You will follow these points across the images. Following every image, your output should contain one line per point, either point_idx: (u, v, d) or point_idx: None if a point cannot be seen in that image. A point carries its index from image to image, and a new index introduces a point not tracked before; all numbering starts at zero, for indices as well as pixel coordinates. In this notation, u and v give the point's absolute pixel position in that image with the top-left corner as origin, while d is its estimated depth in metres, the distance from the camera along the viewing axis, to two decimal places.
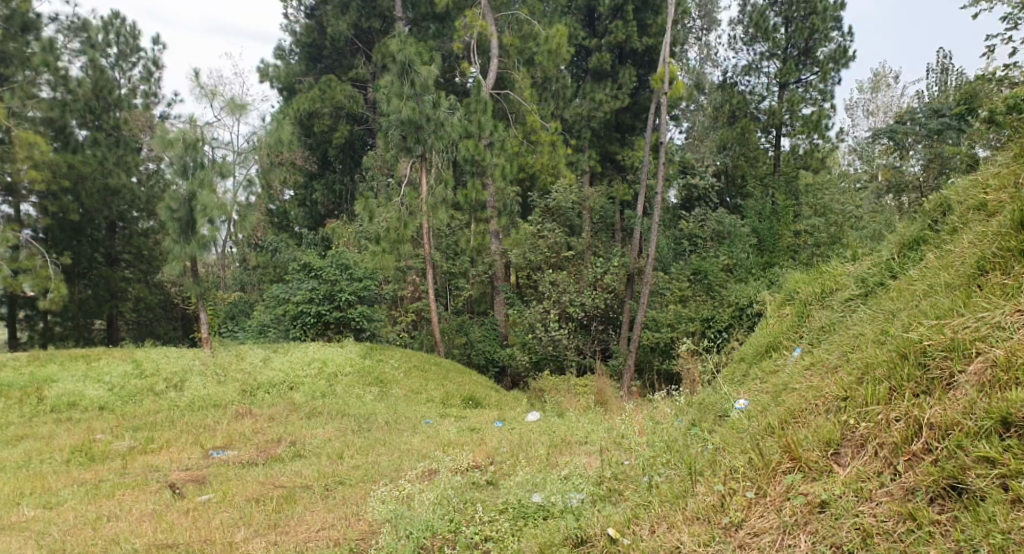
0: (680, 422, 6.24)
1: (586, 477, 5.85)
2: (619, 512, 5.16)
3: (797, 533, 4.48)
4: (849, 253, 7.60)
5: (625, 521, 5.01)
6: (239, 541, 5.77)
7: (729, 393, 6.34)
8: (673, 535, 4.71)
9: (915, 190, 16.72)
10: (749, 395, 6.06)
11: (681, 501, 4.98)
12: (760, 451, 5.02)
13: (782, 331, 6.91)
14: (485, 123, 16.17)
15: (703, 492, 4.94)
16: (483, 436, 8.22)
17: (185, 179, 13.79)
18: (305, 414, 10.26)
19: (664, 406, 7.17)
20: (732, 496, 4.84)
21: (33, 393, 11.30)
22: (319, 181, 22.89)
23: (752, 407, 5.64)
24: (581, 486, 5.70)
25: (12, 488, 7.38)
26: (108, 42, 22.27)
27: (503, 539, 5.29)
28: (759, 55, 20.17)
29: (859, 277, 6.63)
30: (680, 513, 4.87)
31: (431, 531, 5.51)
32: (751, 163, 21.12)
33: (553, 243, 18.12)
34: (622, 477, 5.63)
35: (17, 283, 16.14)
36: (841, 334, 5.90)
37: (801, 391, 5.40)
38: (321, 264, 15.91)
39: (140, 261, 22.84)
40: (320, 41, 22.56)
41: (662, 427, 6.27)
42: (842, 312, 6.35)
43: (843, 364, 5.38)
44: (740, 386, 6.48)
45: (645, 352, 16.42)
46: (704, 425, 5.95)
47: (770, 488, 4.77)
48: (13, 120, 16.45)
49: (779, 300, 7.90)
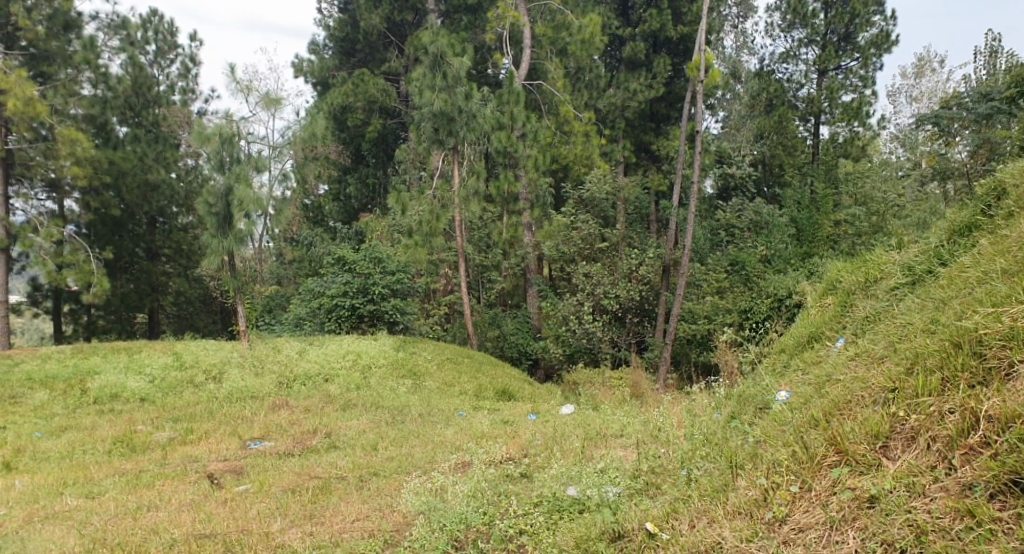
0: (718, 414, 6.12)
1: (623, 470, 5.77)
2: (657, 506, 5.08)
3: (845, 529, 4.35)
4: (895, 242, 7.40)
5: (663, 515, 4.93)
6: (276, 531, 5.80)
7: (769, 384, 6.20)
8: (714, 530, 4.61)
9: (962, 177, 16.21)
10: (791, 387, 5.91)
11: (722, 495, 4.87)
12: (804, 444, 4.88)
13: (826, 321, 6.74)
14: (518, 114, 16.11)
15: (745, 486, 4.83)
16: (517, 428, 8.19)
17: (222, 173, 13.95)
18: (341, 406, 10.32)
19: (701, 399, 7.06)
20: (775, 490, 4.71)
21: (76, 385, 11.53)
22: (353, 175, 23.01)
23: (794, 398, 5.50)
24: (617, 479, 5.63)
25: (56, 478, 7.53)
26: (147, 40, 22.61)
27: (538, 533, 5.26)
28: (797, 41, 19.81)
29: (905, 265, 6.42)
30: (721, 507, 4.77)
31: (465, 523, 5.48)
32: (789, 153, 20.58)
33: (586, 235, 17.98)
34: (660, 471, 5.55)
35: (61, 278, 16.50)
36: (888, 324, 5.73)
37: (846, 382, 5.24)
38: (355, 257, 16.10)
39: (180, 256, 23.06)
40: (353, 35, 22.64)
41: (700, 420, 6.16)
42: (888, 301, 6.16)
43: (891, 355, 5.22)
44: (781, 378, 6.33)
45: (681, 345, 16.23)
46: (744, 417, 5.83)
47: (815, 482, 4.64)
48: (56, 117, 16.79)
49: (820, 290, 7.73)
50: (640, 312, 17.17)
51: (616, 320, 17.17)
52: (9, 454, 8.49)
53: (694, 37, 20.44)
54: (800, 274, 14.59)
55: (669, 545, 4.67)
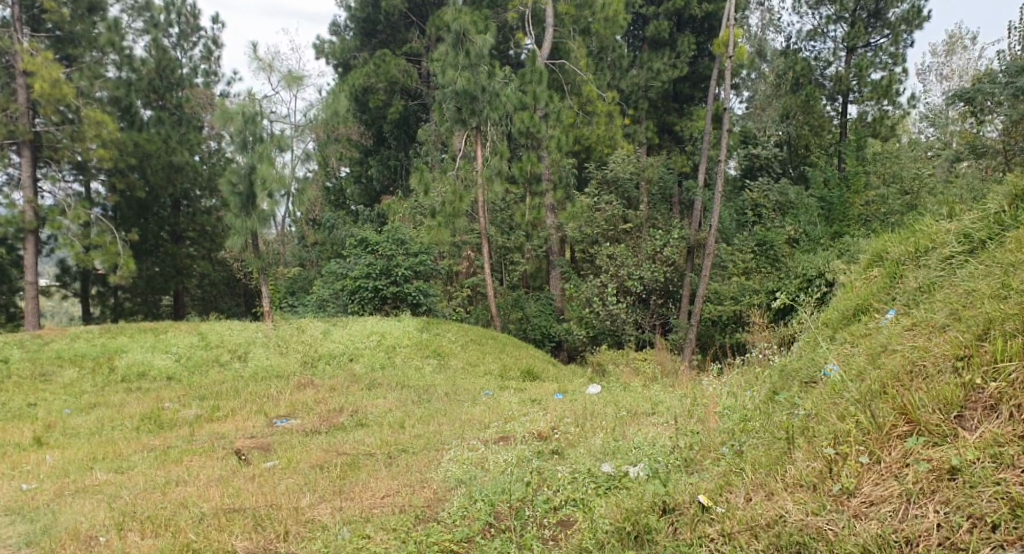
0: (760, 391, 5.95)
1: (657, 446, 5.70)
2: (707, 481, 4.93)
3: (925, 502, 4.11)
4: (941, 212, 7.12)
5: (715, 488, 4.78)
6: (305, 507, 5.75)
7: (815, 357, 6.00)
8: (777, 504, 4.40)
9: (996, 154, 15.73)
10: (840, 358, 5.70)
11: (779, 468, 4.67)
12: (869, 414, 4.64)
13: (872, 293, 6.53)
14: (541, 94, 15.94)
15: (804, 458, 4.62)
16: (545, 407, 8.07)
17: (245, 153, 13.91)
18: (366, 385, 10.29)
19: (735, 378, 6.94)
20: (843, 461, 4.48)
21: (105, 363, 11.61)
22: (374, 157, 22.88)
23: (848, 368, 5.30)
24: (653, 455, 5.56)
25: (86, 453, 7.55)
26: (170, 22, 22.58)
27: (579, 506, 5.17)
28: (825, 18, 19.33)
29: (956, 232, 6.16)
30: (780, 480, 4.58)
31: (501, 497, 5.39)
32: (816, 132, 20.36)
33: (610, 216, 17.68)
34: (703, 447, 5.42)
35: (89, 259, 16.58)
36: (944, 292, 5.49)
37: (904, 351, 5.02)
38: (378, 239, 16.00)
39: (204, 238, 23.23)
40: (374, 16, 22.45)
41: (743, 397, 5.99)
42: (941, 271, 5.89)
43: (955, 322, 4.98)
44: (825, 350, 6.12)
45: (707, 326, 16.02)
46: (791, 391, 5.63)
47: (885, 453, 4.41)
48: (82, 99, 16.83)
49: (863, 263, 7.50)
50: (665, 294, 16.94)
51: (641, 301, 16.92)
52: (41, 430, 8.54)
53: (719, 15, 20.08)
54: (830, 254, 14.22)
55: (725, 518, 4.49)
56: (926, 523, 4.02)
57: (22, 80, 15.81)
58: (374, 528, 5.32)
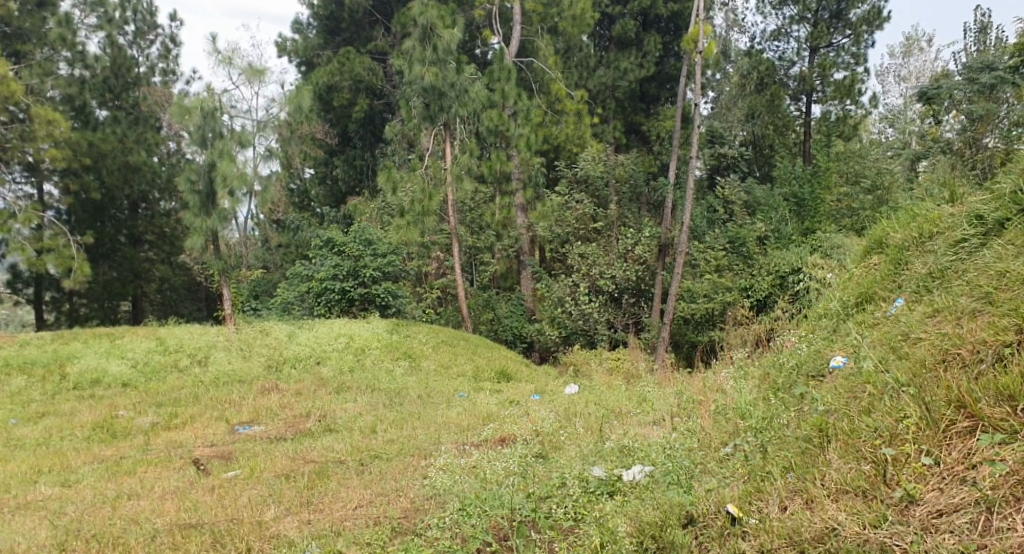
0: (764, 390, 5.77)
1: (654, 449, 5.47)
2: (730, 487, 4.67)
3: (1006, 512, 3.82)
4: (940, 196, 6.95)
5: (743, 495, 4.53)
6: (269, 520, 5.35)
7: (822, 349, 5.84)
8: (828, 514, 4.10)
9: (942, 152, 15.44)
10: (849, 350, 5.58)
11: (819, 471, 4.40)
12: (923, 408, 4.38)
13: (877, 281, 6.36)
14: (509, 91, 15.66)
15: (848, 462, 4.36)
16: (525, 409, 7.76)
17: (205, 150, 13.33)
18: (334, 389, 9.86)
19: (731, 374, 6.84)
20: (903, 464, 4.20)
21: (56, 370, 11.01)
22: (339, 157, 22.33)
23: (866, 360, 5.13)
24: (651, 458, 5.38)
25: (31, 465, 7.05)
26: (126, 19, 21.87)
27: (573, 515, 4.88)
28: (788, 18, 19.34)
29: (959, 217, 5.98)
30: (818, 486, 4.33)
31: (499, 507, 4.98)
32: (780, 131, 20.17)
33: (582, 215, 17.40)
34: (707, 450, 5.24)
35: (40, 263, 15.89)
36: (959, 280, 5.35)
37: (932, 341, 4.85)
38: (344, 239, 15.57)
39: (163, 241, 22.55)
40: (338, 13, 21.93)
41: (744, 395, 5.81)
42: (952, 256, 5.71)
43: (989, 309, 4.80)
44: (831, 342, 5.94)
45: (677, 326, 15.44)
46: (804, 387, 5.44)
47: (945, 454, 4.15)
48: (32, 96, 16.11)
49: (860, 252, 7.44)
50: (637, 292, 16.58)
51: (613, 300, 16.61)
52: None
53: (685, 15, 20.02)
54: (803, 250, 14.20)
55: (759, 532, 4.22)
56: (1016, 537, 3.72)
57: None
58: (346, 542, 4.98)
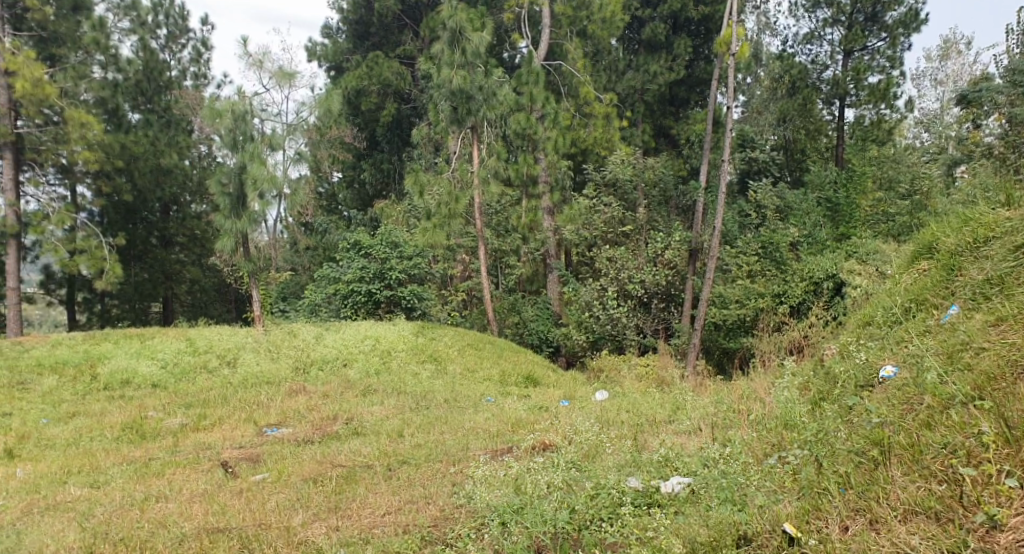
0: (807, 402, 5.65)
1: (693, 461, 5.34)
2: (784, 503, 4.51)
3: None
4: (995, 199, 6.70)
5: (799, 514, 4.37)
6: (298, 526, 5.29)
7: (869, 358, 5.70)
8: (900, 537, 3.96)
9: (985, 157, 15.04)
10: (899, 360, 5.44)
11: (886, 490, 4.26)
12: (1000, 423, 4.19)
13: (929, 287, 6.16)
14: (538, 95, 15.56)
15: (917, 481, 4.21)
16: (554, 415, 7.63)
17: (236, 152, 13.38)
18: (361, 391, 9.82)
19: (771, 384, 6.69)
20: (983, 484, 4.03)
21: (87, 370, 11.10)
22: (367, 160, 22.37)
23: (920, 369, 4.98)
24: (692, 469, 5.25)
25: (60, 466, 7.07)
26: (158, 24, 22.15)
27: (610, 527, 4.74)
28: (822, 21, 19.05)
29: (1017, 222, 5.78)
30: (882, 506, 4.19)
31: (542, 523, 4.81)
32: (813, 136, 19.90)
33: (610, 218, 17.20)
34: (749, 464, 5.11)
35: (73, 265, 16.12)
36: (1016, 290, 5.18)
37: (997, 352, 4.69)
38: (371, 242, 15.56)
39: (194, 243, 22.77)
40: (367, 17, 22.00)
41: (788, 405, 5.66)
42: (1010, 261, 5.52)
43: None
44: (880, 352, 5.75)
45: (708, 331, 15.07)
46: (853, 397, 5.30)
47: None
48: (66, 99, 16.32)
49: (907, 256, 7.29)
50: (666, 297, 16.36)
51: (641, 305, 16.43)
52: (13, 441, 8.06)
53: (716, 18, 19.80)
54: (839, 255, 13.95)
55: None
56: None
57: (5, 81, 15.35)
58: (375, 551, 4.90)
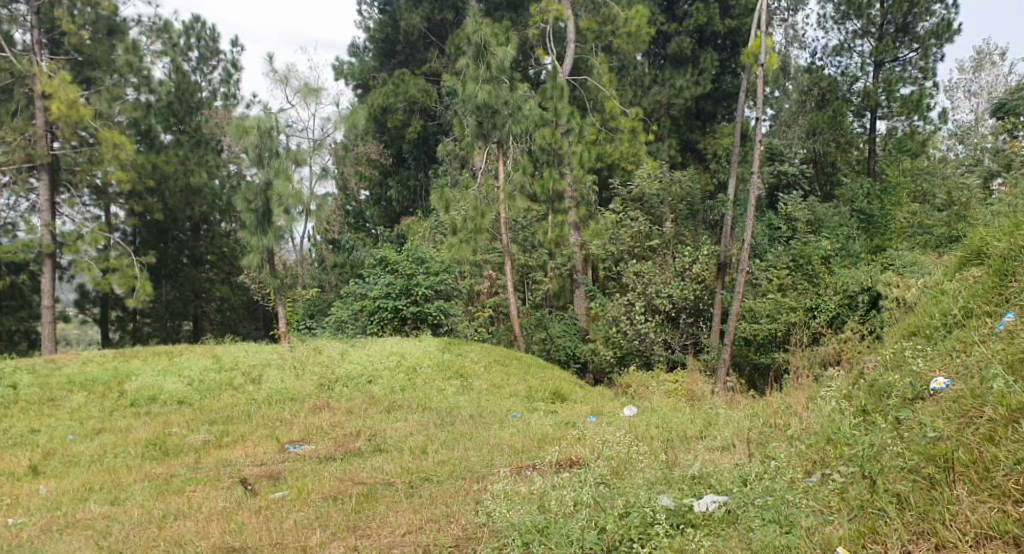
0: (851, 416, 5.41)
1: (727, 479, 5.11)
2: (835, 525, 4.28)
3: None
4: None
5: (854, 538, 4.12)
6: (315, 545, 5.14)
7: (916, 368, 5.46)
8: None
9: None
10: (950, 371, 5.18)
11: (951, 512, 4.01)
12: None
13: (979, 295, 5.88)
14: (563, 109, 15.43)
15: (985, 501, 3.97)
16: (582, 432, 7.43)
17: (261, 168, 13.39)
18: (386, 407, 9.68)
19: (809, 403, 6.40)
20: None
21: (114, 388, 11.09)
22: (393, 178, 22.41)
23: (978, 380, 4.71)
24: (727, 487, 5.03)
25: (82, 483, 7.01)
26: (190, 46, 22.48)
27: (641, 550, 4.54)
28: (851, 33, 18.78)
29: None
30: (950, 530, 3.94)
31: (568, 545, 4.62)
32: (843, 148, 19.50)
33: (636, 232, 16.97)
34: (787, 483, 4.89)
35: (105, 283, 16.25)
36: None
37: None
38: (397, 258, 15.52)
39: (223, 262, 22.92)
40: (394, 36, 22.14)
41: (830, 421, 5.43)
42: None
43: None
44: (925, 362, 5.51)
45: (738, 346, 14.78)
46: (901, 411, 5.06)
47: None
48: (100, 121, 16.52)
49: (956, 263, 7.03)
50: (695, 312, 16.05)
51: (669, 320, 16.16)
52: (38, 457, 8.04)
53: (743, 31, 19.60)
54: (874, 267, 13.63)
55: None
56: None
57: (40, 103, 15.57)
58: None
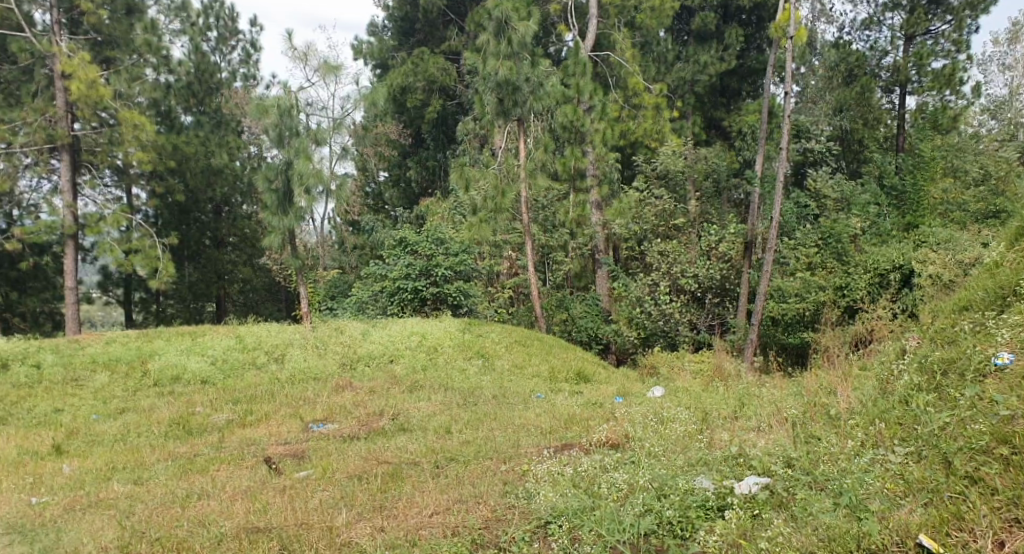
0: (903, 395, 5.26)
1: (773, 459, 4.98)
2: (910, 511, 4.12)
3: None
4: None
5: (934, 524, 3.95)
6: (341, 526, 5.04)
7: (974, 346, 5.30)
8: None
9: None
10: (1014, 347, 5.01)
11: None
12: None
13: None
14: (585, 86, 15.02)
15: None
16: (609, 413, 7.28)
17: (282, 148, 13.26)
18: (408, 387, 9.59)
19: (847, 385, 6.25)
20: None
21: (138, 367, 11.09)
22: (413, 158, 22.23)
23: None
24: (773, 468, 4.88)
25: (106, 462, 6.98)
26: (209, 26, 22.39)
27: (682, 538, 4.42)
28: (881, 6, 18.25)
29: None
30: None
31: (620, 531, 4.47)
32: (871, 126, 19.05)
33: (661, 211, 16.71)
34: (836, 463, 4.75)
35: (128, 264, 16.27)
36: None
37: None
38: (417, 238, 15.34)
39: (246, 244, 22.92)
40: (412, 14, 21.89)
41: (882, 405, 5.29)
42: None
43: None
44: (983, 339, 5.36)
45: (765, 326, 14.48)
46: (964, 388, 4.91)
47: None
48: (120, 101, 16.46)
49: (1010, 233, 6.91)
50: (720, 292, 15.83)
51: (695, 300, 15.95)
52: (63, 437, 8.04)
53: (769, 5, 19.14)
54: (907, 245, 13.38)
55: None
56: None
57: (60, 84, 15.52)
58: None
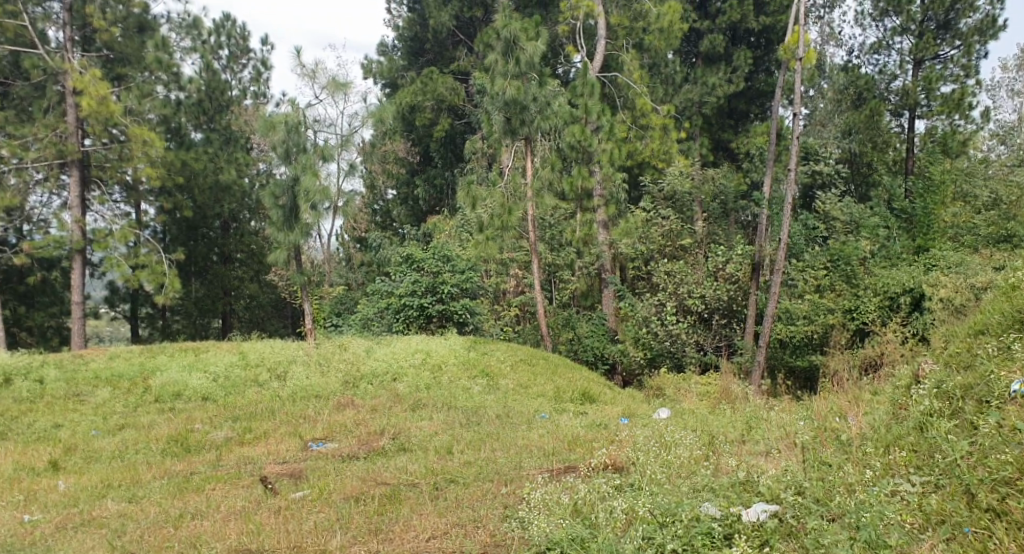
0: (917, 421, 5.15)
1: (783, 485, 4.85)
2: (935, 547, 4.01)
3: None
4: None
5: None
6: (335, 549, 4.92)
7: (988, 371, 5.19)
8: None
9: None
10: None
11: None
12: None
13: None
14: (593, 107, 14.99)
15: None
16: (614, 435, 7.13)
17: (288, 164, 13.25)
18: (411, 406, 9.45)
19: (854, 410, 6.15)
20: None
21: (140, 383, 10.99)
22: (420, 176, 22.21)
23: None
24: (783, 495, 4.75)
25: (101, 479, 6.87)
26: (220, 45, 22.54)
27: None
28: (890, 30, 18.21)
29: None
30: None
31: None
32: (880, 149, 18.98)
33: (667, 231, 16.62)
34: (851, 492, 4.63)
35: (134, 279, 16.23)
36: None
37: None
38: (423, 256, 15.24)
39: (253, 260, 22.62)
40: (422, 34, 22.01)
41: (895, 431, 5.16)
42: None
43: None
44: (998, 365, 5.23)
45: (773, 348, 14.37)
46: (982, 414, 4.80)
47: None
48: (131, 117, 16.51)
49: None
50: (728, 313, 15.69)
51: (701, 321, 15.79)
52: (60, 453, 7.94)
53: (778, 28, 19.13)
54: (917, 268, 13.25)
55: None
56: None
57: (71, 100, 15.58)
58: None
